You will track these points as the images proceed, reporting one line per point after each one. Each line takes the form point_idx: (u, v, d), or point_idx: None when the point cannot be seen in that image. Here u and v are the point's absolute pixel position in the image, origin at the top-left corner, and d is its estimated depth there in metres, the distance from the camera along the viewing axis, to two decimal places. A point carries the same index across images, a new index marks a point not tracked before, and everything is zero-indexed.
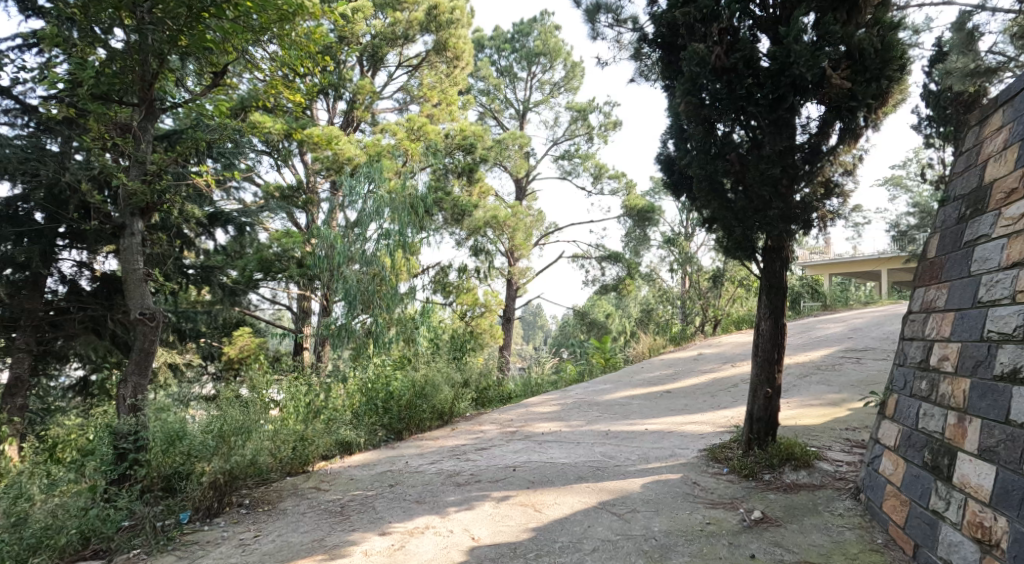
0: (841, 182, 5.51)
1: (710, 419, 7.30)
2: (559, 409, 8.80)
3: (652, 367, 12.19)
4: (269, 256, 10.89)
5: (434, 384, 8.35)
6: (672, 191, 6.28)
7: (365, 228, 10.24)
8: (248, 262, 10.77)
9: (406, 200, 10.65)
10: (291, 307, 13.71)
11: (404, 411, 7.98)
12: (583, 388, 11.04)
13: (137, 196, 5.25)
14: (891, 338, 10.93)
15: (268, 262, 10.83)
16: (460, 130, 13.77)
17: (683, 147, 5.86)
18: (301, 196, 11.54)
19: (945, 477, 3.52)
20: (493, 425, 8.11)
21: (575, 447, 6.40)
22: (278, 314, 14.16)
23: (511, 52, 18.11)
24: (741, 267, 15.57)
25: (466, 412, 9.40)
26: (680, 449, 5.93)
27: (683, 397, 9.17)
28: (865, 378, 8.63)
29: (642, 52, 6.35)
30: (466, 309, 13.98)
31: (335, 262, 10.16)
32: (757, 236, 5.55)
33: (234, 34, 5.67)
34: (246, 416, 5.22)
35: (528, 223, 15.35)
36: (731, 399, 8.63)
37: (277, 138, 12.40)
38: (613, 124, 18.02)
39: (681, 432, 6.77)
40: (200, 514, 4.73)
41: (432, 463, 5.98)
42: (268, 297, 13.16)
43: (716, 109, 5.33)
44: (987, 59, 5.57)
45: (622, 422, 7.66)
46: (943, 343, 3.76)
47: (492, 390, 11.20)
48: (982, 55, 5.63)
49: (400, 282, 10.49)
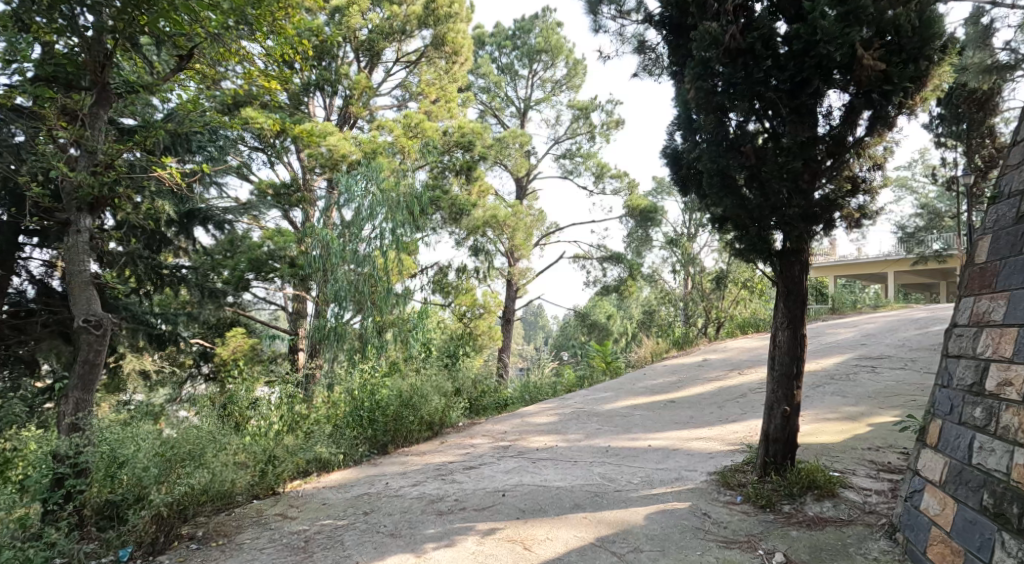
0: (868, 179, 4.95)
1: (718, 434, 6.78)
2: (557, 420, 8.27)
3: (655, 374, 11.59)
4: (261, 256, 10.52)
5: (422, 393, 7.81)
6: (679, 189, 5.76)
7: (360, 229, 9.71)
8: (239, 262, 10.42)
9: (401, 198, 10.12)
10: (286, 307, 13.28)
11: (390, 423, 7.44)
12: (582, 395, 10.52)
13: (82, 190, 4.76)
14: (907, 345, 10.39)
15: (260, 261, 10.47)
16: (458, 127, 13.20)
17: (693, 139, 5.35)
18: (296, 194, 11.45)
19: (1015, 529, 3.01)
20: (485, 437, 7.58)
21: (571, 466, 5.87)
22: (275, 315, 13.71)
23: (512, 48, 17.57)
24: (745, 268, 15.04)
25: (460, 422, 8.86)
26: (687, 471, 5.40)
27: (689, 408, 8.64)
28: (882, 390, 8.12)
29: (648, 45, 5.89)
30: (464, 310, 13.46)
31: (329, 262, 9.67)
32: (774, 236, 5.01)
33: (204, 13, 5.15)
34: (203, 436, 4.78)
35: (529, 223, 14.55)
36: (740, 410, 8.09)
37: (268, 133, 11.87)
38: (616, 123, 17.53)
39: (688, 449, 6.25)
40: (142, 550, 4.23)
41: (414, 485, 5.45)
42: (261, 298, 12.71)
43: (729, 97, 4.80)
44: (1002, 56, 5.33)
45: (623, 436, 7.13)
46: (1004, 366, 3.23)
47: (488, 397, 10.64)
48: (996, 51, 5.35)
49: (402, 281, 10.18)
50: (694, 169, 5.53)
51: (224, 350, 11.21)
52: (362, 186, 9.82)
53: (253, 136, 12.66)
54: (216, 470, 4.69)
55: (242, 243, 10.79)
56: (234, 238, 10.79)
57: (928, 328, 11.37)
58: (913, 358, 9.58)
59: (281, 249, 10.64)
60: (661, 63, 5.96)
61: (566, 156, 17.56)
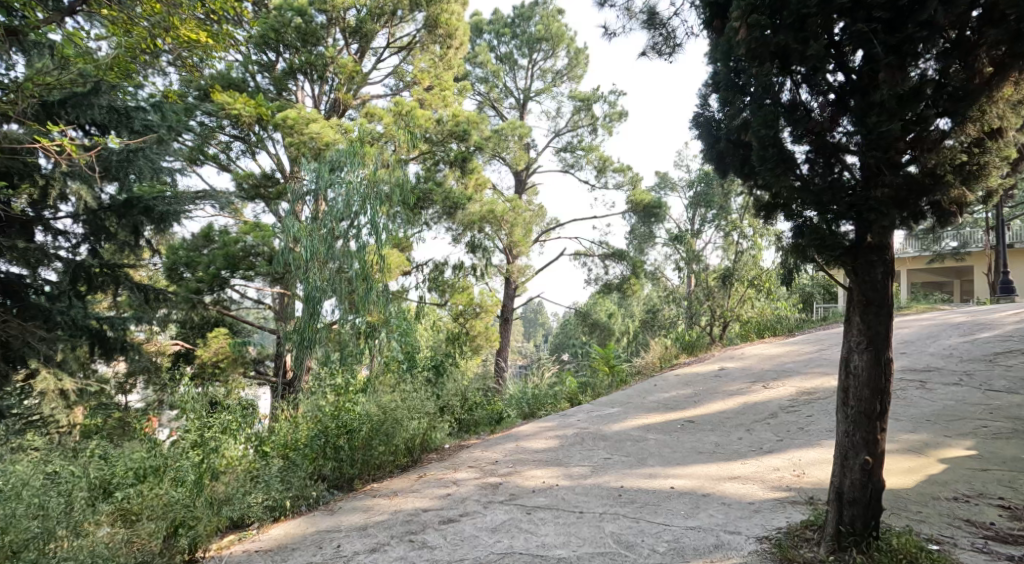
0: (987, 149, 3.63)
1: (756, 473, 5.54)
2: (558, 446, 7.01)
3: (667, 384, 10.27)
4: (236, 251, 9.50)
5: (398, 418, 6.51)
6: (714, 166, 4.49)
7: (340, 224, 8.40)
8: (213, 260, 9.45)
9: (389, 186, 8.84)
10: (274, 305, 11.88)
11: (358, 453, 6.21)
12: (585, 410, 9.24)
13: None
14: (955, 355, 9.14)
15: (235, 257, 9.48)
16: (453, 115, 11.89)
17: (737, 100, 4.10)
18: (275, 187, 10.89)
19: None
20: (472, 470, 6.32)
21: (575, 520, 4.63)
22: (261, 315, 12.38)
23: (510, 36, 16.28)
24: (753, 266, 13.39)
25: (445, 444, 7.59)
26: (727, 534, 4.17)
27: (712, 430, 7.39)
28: (941, 413, 6.89)
29: (657, 18, 5.26)
30: (461, 309, 12.26)
31: (301, 260, 8.31)
32: (844, 227, 3.75)
33: None
34: (51, 514, 4.12)
35: (528, 218, 13.36)
36: (775, 436, 6.84)
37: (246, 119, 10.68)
38: (619, 114, 16.36)
39: (721, 494, 5.03)
40: None
41: (372, 552, 4.30)
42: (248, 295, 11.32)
43: (794, 35, 3.61)
44: None
45: (639, 472, 5.87)
46: None
47: (481, 410, 9.16)
48: None
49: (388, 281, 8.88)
50: (736, 140, 4.29)
51: (204, 353, 10.52)
52: (342, 172, 8.57)
53: (232, 124, 11.59)
54: (63, 555, 3.88)
55: (218, 238, 9.78)
56: (209, 232, 9.82)
57: (973, 335, 10.10)
58: (968, 371, 8.31)
59: (259, 244, 9.65)
60: (672, 40, 5.37)
61: (567, 150, 16.36)
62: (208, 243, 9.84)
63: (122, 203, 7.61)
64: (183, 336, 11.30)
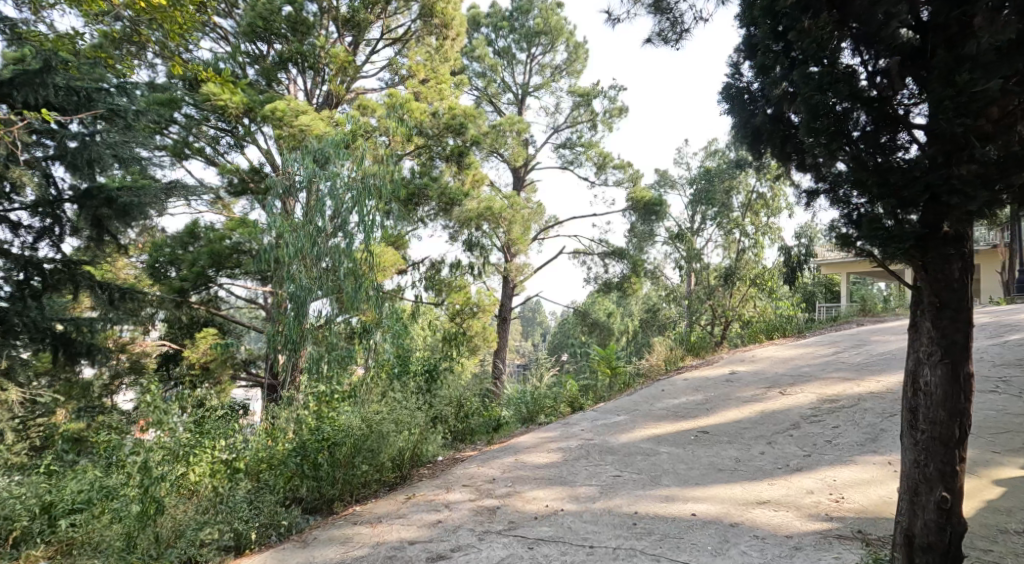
0: None
1: (789, 497, 4.90)
2: (562, 462, 6.37)
3: (676, 390, 9.59)
4: (221, 248, 8.87)
5: (385, 433, 5.81)
6: (748, 147, 3.82)
7: (324, 217, 7.65)
8: (196, 256, 8.81)
9: (384, 178, 8.10)
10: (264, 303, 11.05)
11: (340, 472, 5.52)
12: (589, 419, 8.57)
13: None
14: (987, 360, 8.49)
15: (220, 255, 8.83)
16: (448, 108, 11.21)
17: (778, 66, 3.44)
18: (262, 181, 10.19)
19: None
20: (466, 490, 5.67)
21: (584, 558, 4.01)
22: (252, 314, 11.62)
23: (509, 31, 15.59)
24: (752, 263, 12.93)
25: (438, 457, 6.91)
26: None
27: (730, 443, 6.75)
28: (984, 425, 6.25)
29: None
30: (458, 309, 11.63)
31: (283, 257, 7.66)
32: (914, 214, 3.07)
33: None
34: None
35: (527, 215, 12.63)
36: (802, 450, 6.20)
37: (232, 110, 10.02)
38: (620, 110, 15.72)
39: (751, 524, 4.39)
40: None
41: None
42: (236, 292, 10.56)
43: None
44: None
45: (655, 494, 5.23)
46: None
47: (478, 417, 8.46)
48: None
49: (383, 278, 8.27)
50: (773, 116, 3.62)
51: (192, 354, 9.81)
52: (338, 162, 7.88)
53: (217, 117, 10.89)
54: None
55: (203, 235, 9.15)
56: (194, 229, 9.17)
57: (1002, 338, 9.46)
58: (1005, 378, 7.66)
59: (244, 241, 8.98)
60: (680, 26, 4.70)
61: (568, 147, 15.69)
62: (190, 240, 9.15)
63: (82, 193, 7.01)
64: (168, 335, 10.64)
